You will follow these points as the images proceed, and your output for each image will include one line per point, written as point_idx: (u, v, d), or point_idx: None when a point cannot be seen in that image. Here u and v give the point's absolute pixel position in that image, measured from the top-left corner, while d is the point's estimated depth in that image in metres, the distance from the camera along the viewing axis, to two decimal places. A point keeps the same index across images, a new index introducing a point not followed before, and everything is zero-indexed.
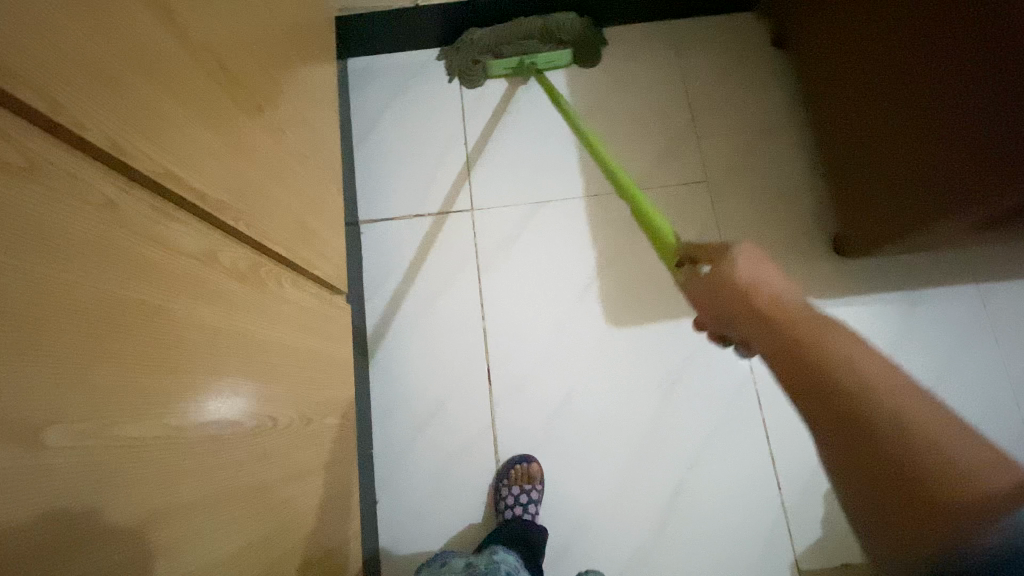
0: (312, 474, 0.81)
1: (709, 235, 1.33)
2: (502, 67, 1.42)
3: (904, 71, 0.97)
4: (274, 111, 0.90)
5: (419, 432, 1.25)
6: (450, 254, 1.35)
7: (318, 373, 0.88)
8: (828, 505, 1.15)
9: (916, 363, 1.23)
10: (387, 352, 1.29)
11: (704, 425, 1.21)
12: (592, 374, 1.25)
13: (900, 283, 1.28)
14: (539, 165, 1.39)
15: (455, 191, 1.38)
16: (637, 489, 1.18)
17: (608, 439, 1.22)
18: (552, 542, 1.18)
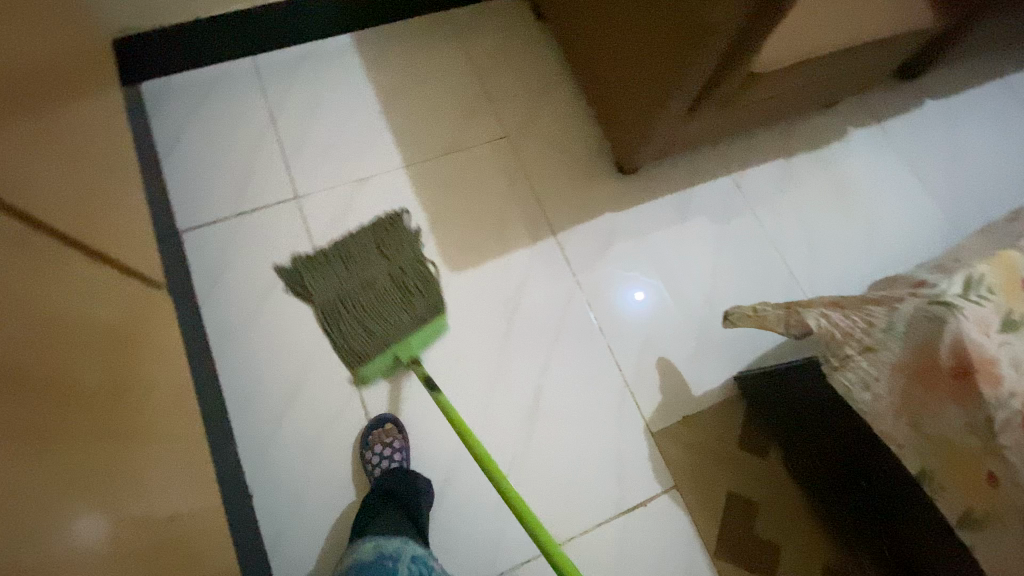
0: (145, 440, 0.81)
1: (518, 179, 1.51)
2: (379, 367, 1.25)
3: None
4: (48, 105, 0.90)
5: (285, 416, 1.25)
6: (280, 245, 1.38)
7: (130, 349, 0.87)
8: (659, 370, 1.37)
9: (700, 244, 1.49)
10: (235, 350, 1.28)
11: (548, 336, 1.36)
12: (443, 320, 1.35)
13: (674, 185, 1.55)
14: (353, 149, 1.48)
15: (276, 187, 1.42)
16: (503, 411, 1.29)
17: (468, 372, 1.31)
18: (437, 478, 1.23)
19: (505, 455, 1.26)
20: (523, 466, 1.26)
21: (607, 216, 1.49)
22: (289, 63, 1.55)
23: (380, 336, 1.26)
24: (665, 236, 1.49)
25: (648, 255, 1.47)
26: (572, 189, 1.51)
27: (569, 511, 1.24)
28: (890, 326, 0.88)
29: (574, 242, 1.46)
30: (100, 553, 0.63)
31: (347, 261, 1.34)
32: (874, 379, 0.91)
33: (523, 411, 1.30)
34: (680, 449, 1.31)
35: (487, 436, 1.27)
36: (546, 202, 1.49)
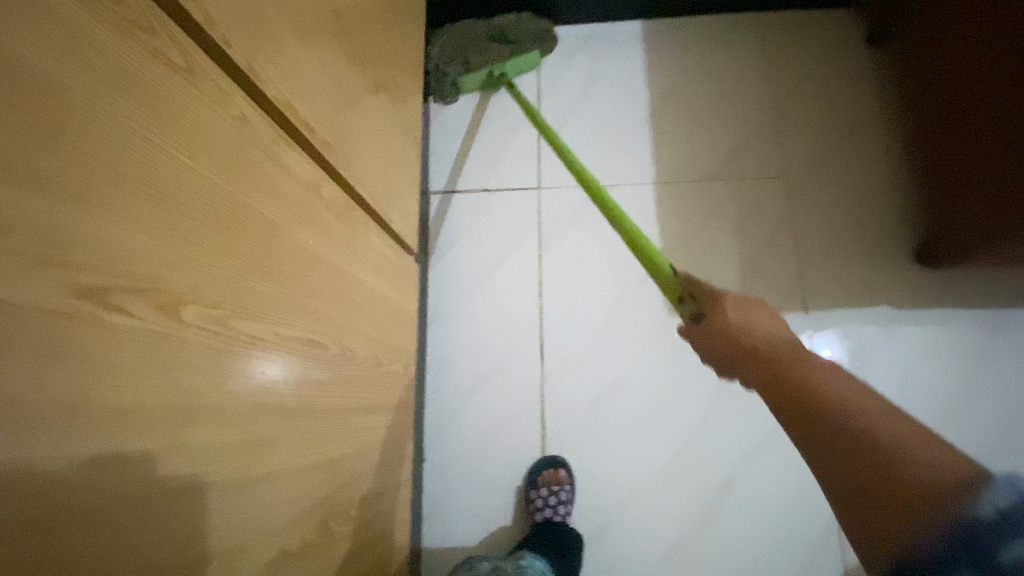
0: (376, 422, 0.84)
1: (783, 231, 1.29)
2: (475, 81, 1.41)
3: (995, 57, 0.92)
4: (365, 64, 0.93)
5: (470, 398, 1.28)
6: (511, 232, 1.36)
7: (386, 324, 0.90)
8: None
9: (996, 385, 1.16)
10: (445, 319, 1.33)
11: (758, 424, 1.19)
12: (647, 362, 1.25)
13: (986, 299, 1.20)
14: (611, 150, 1.39)
15: (524, 169, 1.40)
16: (682, 482, 1.18)
17: (657, 426, 1.21)
18: (593, 520, 1.18)
19: (670, 531, 1.15)
20: (686, 552, 1.14)
21: (881, 310, 1.22)
22: (571, 42, 1.48)
23: (482, 57, 1.39)
24: (949, 359, 1.18)
25: (916, 374, 1.18)
26: (845, 263, 1.26)
27: None
28: None
29: (827, 327, 1.22)
30: (333, 531, 0.67)
31: (471, 28, 1.40)
32: None
33: (703, 492, 1.17)
34: None
35: (657, 503, 1.17)
36: (808, 269, 1.26)
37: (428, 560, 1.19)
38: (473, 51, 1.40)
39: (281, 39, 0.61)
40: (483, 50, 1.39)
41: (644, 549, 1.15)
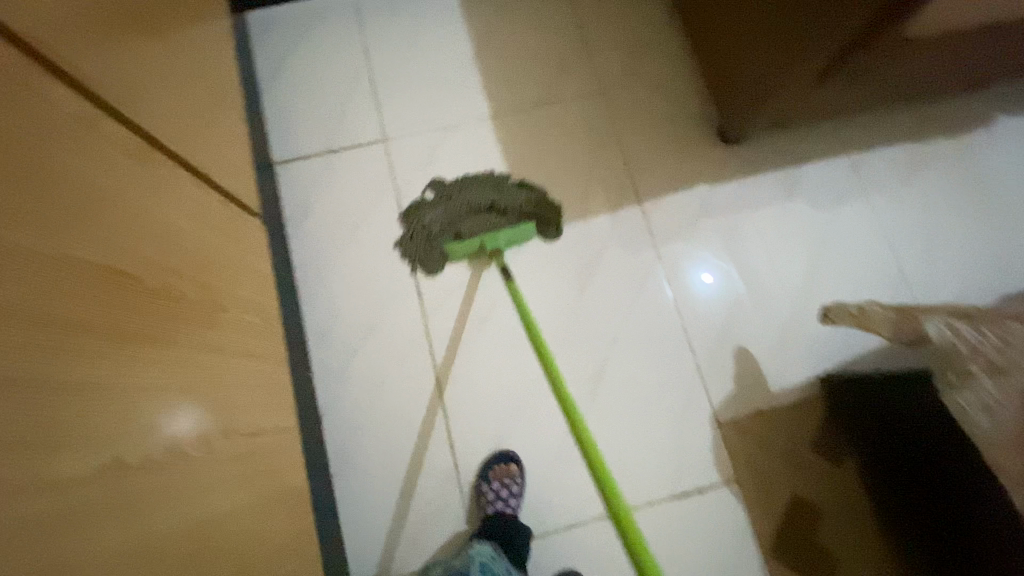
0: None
1: (686, 111, 1.17)
2: (465, 251, 1.04)
3: (841, 107, 1.05)
4: (338, 150, 1.13)
5: (323, 310, 1.05)
6: (330, 104, 1.15)
7: (319, 349, 1.03)
8: (734, 361, 1.04)
9: (846, 227, 1.12)
10: (302, 222, 1.09)
11: (616, 309, 1.07)
12: (483, 243, 1.09)
13: (861, 141, 1.16)
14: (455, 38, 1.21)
15: (344, 50, 1.18)
16: (537, 388, 1.02)
17: (491, 320, 1.05)
18: (470, 450, 1.00)
19: (546, 456, 0.99)
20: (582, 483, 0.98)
21: (740, 174, 1.14)
22: None
23: (470, 229, 1.08)
24: (823, 217, 1.13)
25: (769, 222, 1.12)
26: (692, 144, 1.15)
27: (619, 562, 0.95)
28: None
29: (663, 212, 1.13)
30: (213, 517, 0.57)
31: (451, 218, 1.09)
32: (1001, 402, 0.64)
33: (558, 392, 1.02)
34: (807, 526, 0.96)
35: (512, 411, 1.01)
36: (672, 158, 1.15)
37: (356, 525, 0.96)
38: (467, 224, 1.09)
39: (201, 117, 0.81)
40: (478, 223, 1.08)
41: (542, 488, 0.98)
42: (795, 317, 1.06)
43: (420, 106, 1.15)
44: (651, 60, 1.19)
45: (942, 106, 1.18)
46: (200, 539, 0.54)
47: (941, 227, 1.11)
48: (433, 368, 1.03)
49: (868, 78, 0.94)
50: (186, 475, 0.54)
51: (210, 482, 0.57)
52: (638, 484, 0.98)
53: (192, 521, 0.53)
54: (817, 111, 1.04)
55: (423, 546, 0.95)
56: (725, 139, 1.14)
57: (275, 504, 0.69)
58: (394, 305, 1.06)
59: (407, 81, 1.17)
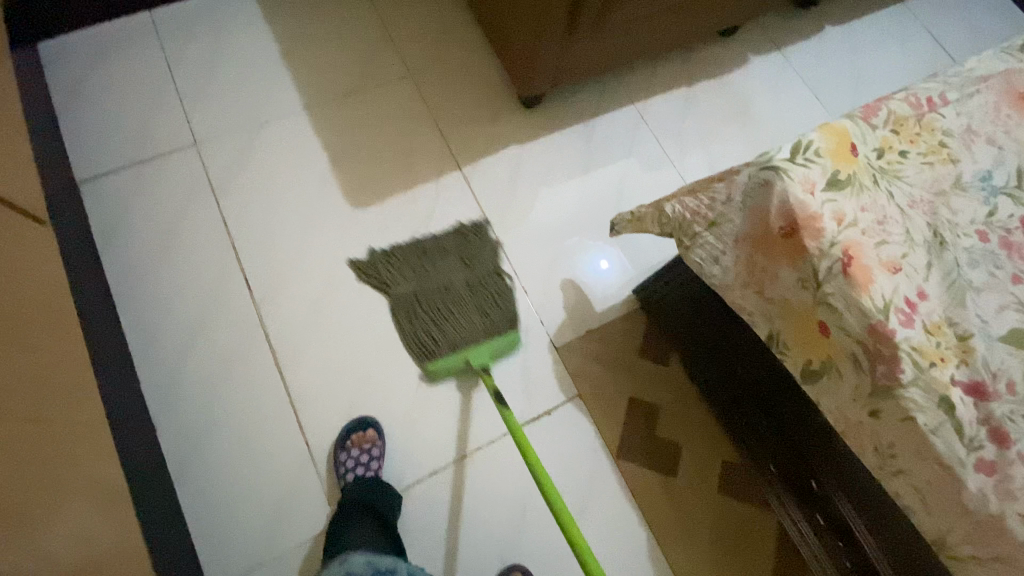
0: (144, 443, 0.88)
1: (489, 82, 1.28)
2: (448, 368, 1.01)
3: (607, 58, 1.21)
4: (149, 161, 1.10)
5: (144, 316, 1.01)
6: (134, 115, 1.13)
7: (147, 358, 0.99)
8: (562, 293, 1.13)
9: (642, 163, 1.27)
10: (114, 233, 1.05)
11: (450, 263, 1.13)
12: (311, 224, 1.11)
13: (644, 90, 1.33)
14: (254, 57, 1.21)
15: (143, 63, 1.17)
16: (383, 351, 1.05)
17: (329, 295, 1.07)
18: (323, 422, 0.99)
19: (397, 412, 1.02)
20: (436, 430, 1.01)
21: (545, 131, 1.26)
22: None
23: (445, 333, 1.03)
24: (622, 157, 1.27)
25: (577, 168, 1.24)
26: (498, 109, 1.26)
27: (483, 497, 0.99)
28: (734, 198, 0.74)
29: (480, 173, 1.21)
30: None
31: (427, 276, 1.09)
32: (722, 251, 0.76)
33: (404, 351, 1.05)
34: (648, 424, 1.05)
35: (363, 378, 1.03)
36: (483, 124, 1.24)
37: (204, 527, 0.91)
38: (450, 326, 1.04)
39: None
40: (447, 323, 1.04)
41: (397, 444, 1.00)
42: (613, 249, 1.18)
43: (231, 109, 1.16)
44: (450, 44, 1.29)
45: (700, 53, 1.38)
46: None
47: (716, 151, 1.30)
48: (272, 352, 1.02)
49: (614, 23, 1.11)
50: None
51: None
52: (494, 422, 1.03)
53: None
54: (590, 60, 1.19)
55: (286, 530, 0.93)
56: (527, 105, 1.26)
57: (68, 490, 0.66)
58: (222, 299, 1.04)
59: (216, 86, 1.17)
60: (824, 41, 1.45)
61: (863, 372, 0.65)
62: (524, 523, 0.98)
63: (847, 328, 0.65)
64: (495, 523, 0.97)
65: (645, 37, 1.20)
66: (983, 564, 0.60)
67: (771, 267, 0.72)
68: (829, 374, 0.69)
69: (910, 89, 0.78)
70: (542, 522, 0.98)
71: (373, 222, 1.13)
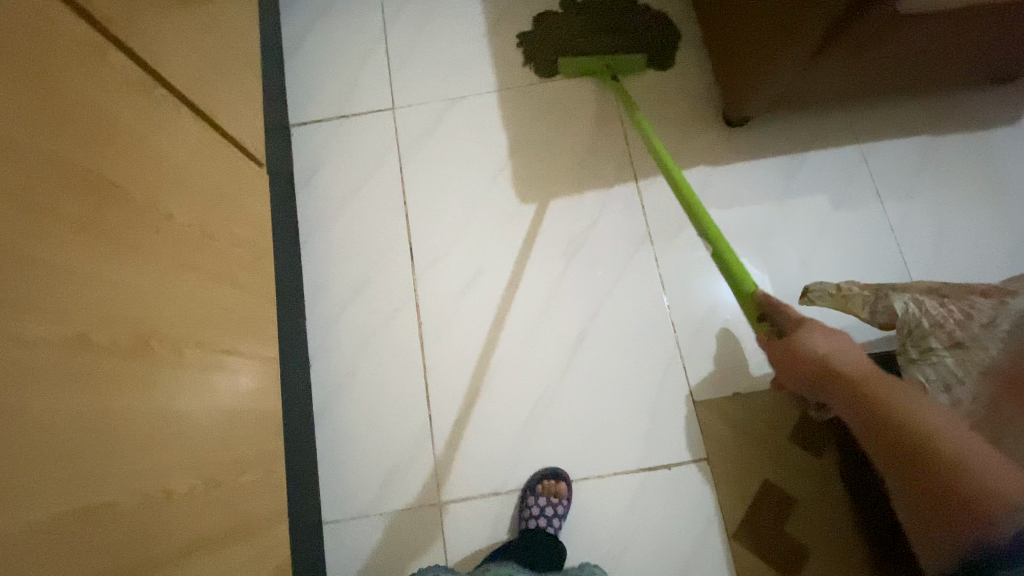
0: (298, 380, 0.97)
1: (695, 92, 1.16)
2: (580, 66, 1.14)
3: (844, 90, 1.04)
4: (350, 116, 1.17)
5: (319, 261, 1.10)
6: (348, 70, 1.20)
7: (315, 301, 1.08)
8: (716, 341, 1.03)
9: (849, 216, 1.09)
10: (311, 178, 1.14)
11: (604, 280, 1.08)
12: (479, 207, 1.11)
13: (875, 132, 1.13)
14: (463, 31, 1.21)
15: (365, 22, 1.23)
16: (519, 353, 1.04)
17: (480, 283, 1.08)
18: (449, 404, 1.02)
19: (519, 415, 1.01)
20: (552, 444, 1.00)
21: (742, 157, 1.13)
22: None
23: (592, 47, 1.17)
24: (826, 204, 1.10)
25: (769, 206, 1.10)
26: (696, 124, 1.14)
27: (582, 527, 0.96)
28: (995, 325, 0.62)
29: (657, 190, 1.12)
30: (177, 414, 0.63)
31: (574, 28, 1.18)
32: (960, 380, 0.62)
33: (539, 357, 1.04)
34: (777, 514, 0.94)
35: (496, 375, 1.04)
36: (676, 138, 1.14)
37: (330, 467, 1.00)
38: (592, 41, 1.17)
39: (211, 68, 0.87)
40: (594, 44, 1.16)
41: (512, 447, 1.00)
42: (787, 307, 1.04)
43: (431, 77, 1.18)
44: (660, 42, 1.19)
45: (960, 98, 1.14)
46: (152, 432, 0.58)
47: (950, 218, 1.07)
48: (418, 326, 1.06)
49: (871, 53, 0.93)
50: (149, 373, 0.59)
51: (175, 386, 0.63)
52: (608, 455, 0.99)
53: (148, 414, 0.58)
54: (820, 91, 1.02)
55: (394, 493, 0.99)
56: (730, 125, 1.14)
57: (240, 419, 0.75)
58: (386, 263, 1.09)
59: (422, 52, 1.20)
60: None
61: None
62: (615, 567, 0.94)
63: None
64: (585, 556, 0.95)
65: (897, 73, 1.01)
66: None
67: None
68: None
69: None
70: (633, 575, 0.93)
71: (535, 220, 1.11)
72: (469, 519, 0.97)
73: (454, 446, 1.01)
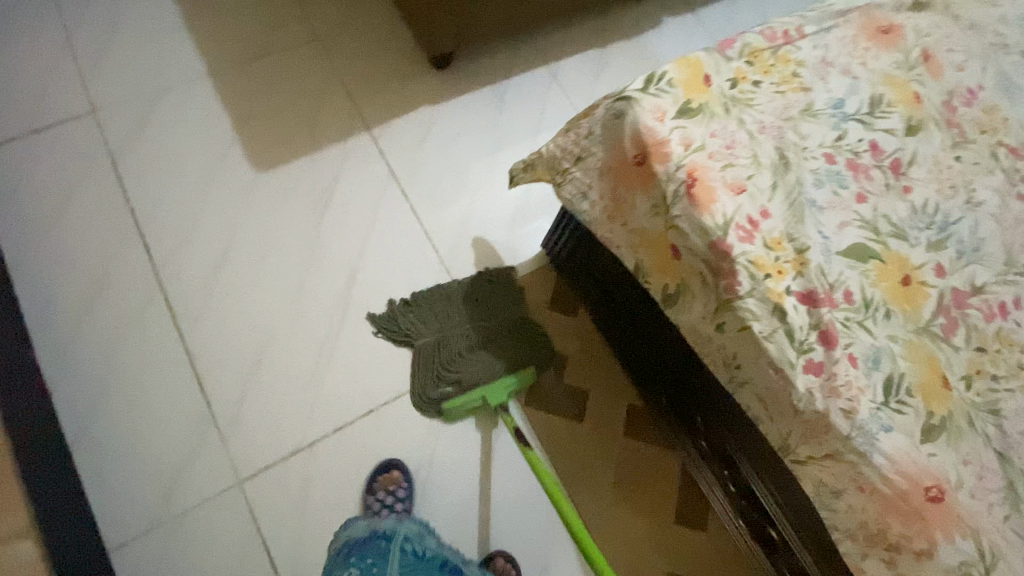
0: (34, 406, 0.87)
1: (402, 45, 1.28)
2: (465, 408, 1.00)
3: (513, 18, 1.23)
4: (44, 129, 1.08)
5: (38, 284, 0.99)
6: (29, 85, 1.11)
7: (42, 325, 0.97)
8: (472, 250, 1.14)
9: (555, 121, 1.29)
10: (7, 202, 1.03)
11: (360, 223, 1.12)
12: (213, 187, 1.09)
13: (558, 52, 1.34)
14: (157, 27, 1.19)
15: (40, 34, 1.15)
16: (292, 312, 1.04)
17: (233, 257, 1.05)
18: (228, 382, 0.99)
19: (306, 369, 1.01)
20: (346, 384, 1.02)
21: (457, 92, 1.27)
22: None
23: (474, 377, 1.02)
24: (535, 117, 1.28)
25: (490, 128, 1.25)
26: (409, 72, 1.26)
27: (393, 448, 1.00)
28: (592, 132, 0.76)
29: (389, 135, 1.20)
30: None
31: (448, 372, 1.03)
32: (588, 184, 0.78)
33: (312, 310, 1.05)
34: (554, 374, 1.07)
35: (273, 339, 1.02)
36: (396, 87, 1.24)
37: (103, 489, 0.90)
38: (468, 361, 1.03)
39: None
40: (473, 367, 1.03)
41: (306, 401, 1.00)
42: (523, 205, 1.20)
43: (131, 76, 1.14)
44: (359, 8, 1.28)
45: (613, 14, 1.40)
46: None
47: None
48: (172, 317, 1.00)
49: None
50: None
51: None
52: (402, 376, 1.04)
53: None
54: (492, 21, 1.20)
55: (187, 489, 0.93)
56: (438, 66, 1.27)
57: None
58: (120, 265, 1.02)
59: (115, 54, 1.16)
60: (737, 2, 1.48)
61: (710, 290, 0.67)
62: (432, 472, 0.99)
63: (692, 246, 0.67)
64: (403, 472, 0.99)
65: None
66: (817, 462, 0.64)
67: (629, 196, 0.73)
68: (682, 296, 0.71)
69: (769, 26, 0.82)
70: (448, 470, 1.00)
71: (278, 184, 1.11)
72: (278, 483, 0.95)
73: (244, 421, 0.97)
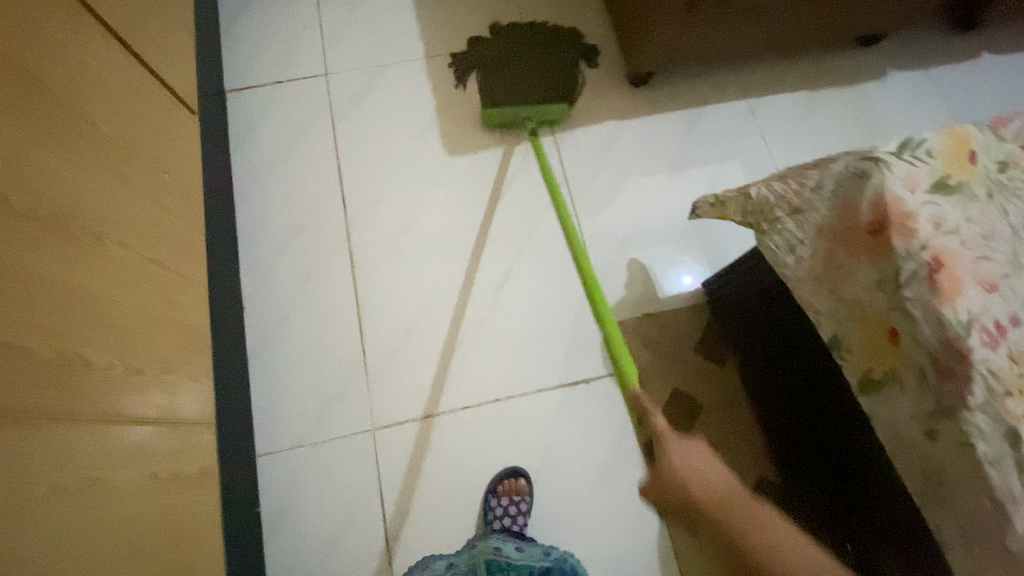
0: (230, 315, 1.00)
1: (604, 58, 1.29)
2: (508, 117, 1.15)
3: (727, 49, 1.18)
4: (284, 82, 1.24)
5: (253, 212, 1.14)
6: (283, 42, 1.27)
7: (247, 248, 1.11)
8: (627, 271, 1.13)
9: (742, 160, 1.22)
10: (246, 137, 1.19)
11: (525, 220, 1.15)
12: (407, 159, 1.18)
13: (760, 90, 1.28)
14: (392, 8, 1.31)
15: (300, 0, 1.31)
16: (448, 289, 1.10)
17: (410, 226, 1.13)
18: (381, 338, 1.07)
19: (449, 345, 1.07)
20: (481, 369, 1.05)
21: (647, 112, 1.25)
22: None
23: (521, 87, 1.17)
24: (722, 151, 1.23)
25: (671, 154, 1.22)
26: (605, 85, 1.27)
27: (510, 444, 1.01)
28: (819, 186, 0.71)
29: (573, 142, 1.22)
30: (101, 295, 0.66)
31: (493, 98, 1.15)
32: (799, 240, 0.73)
33: (467, 292, 1.10)
34: (685, 420, 1.02)
35: (427, 309, 1.08)
36: (589, 97, 1.25)
37: (263, 402, 1.02)
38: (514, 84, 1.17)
39: (144, 15, 0.93)
40: (529, 52, 1.20)
41: (441, 374, 1.05)
42: (689, 239, 1.16)
43: (361, 47, 1.27)
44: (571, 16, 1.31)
45: (829, 60, 1.30)
46: (75, 302, 0.62)
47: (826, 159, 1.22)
48: (349, 268, 1.10)
49: (739, 10, 1.08)
50: (72, 251, 0.63)
51: (101, 273, 0.67)
52: (532, 376, 1.05)
53: (72, 286, 0.62)
54: (704, 49, 1.17)
55: (327, 424, 1.02)
56: (634, 84, 1.26)
57: (165, 325, 0.78)
58: (318, 210, 1.14)
59: (353, 26, 1.29)
60: (981, 69, 1.31)
61: (929, 390, 0.60)
62: (542, 477, 1.00)
63: (920, 338, 0.60)
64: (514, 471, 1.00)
65: (767, 32, 1.16)
66: None
67: (848, 264, 0.68)
68: (889, 386, 0.64)
69: None
70: (557, 482, 0.99)
71: (462, 168, 1.18)
72: (402, 444, 1.01)
73: (385, 378, 1.04)
